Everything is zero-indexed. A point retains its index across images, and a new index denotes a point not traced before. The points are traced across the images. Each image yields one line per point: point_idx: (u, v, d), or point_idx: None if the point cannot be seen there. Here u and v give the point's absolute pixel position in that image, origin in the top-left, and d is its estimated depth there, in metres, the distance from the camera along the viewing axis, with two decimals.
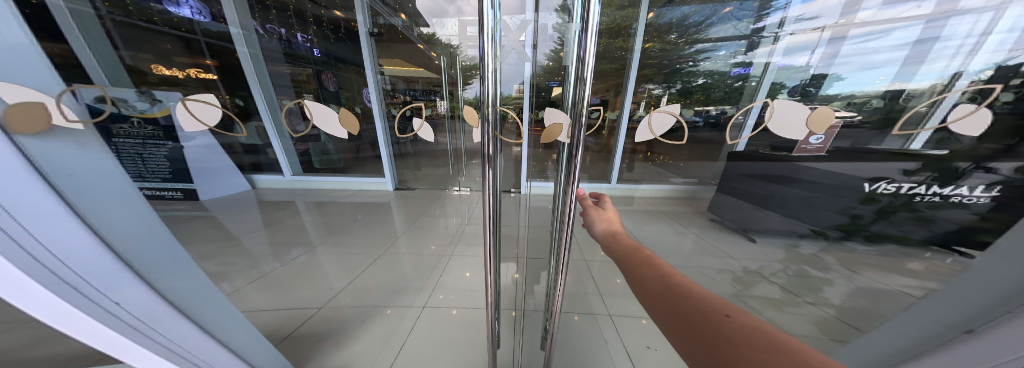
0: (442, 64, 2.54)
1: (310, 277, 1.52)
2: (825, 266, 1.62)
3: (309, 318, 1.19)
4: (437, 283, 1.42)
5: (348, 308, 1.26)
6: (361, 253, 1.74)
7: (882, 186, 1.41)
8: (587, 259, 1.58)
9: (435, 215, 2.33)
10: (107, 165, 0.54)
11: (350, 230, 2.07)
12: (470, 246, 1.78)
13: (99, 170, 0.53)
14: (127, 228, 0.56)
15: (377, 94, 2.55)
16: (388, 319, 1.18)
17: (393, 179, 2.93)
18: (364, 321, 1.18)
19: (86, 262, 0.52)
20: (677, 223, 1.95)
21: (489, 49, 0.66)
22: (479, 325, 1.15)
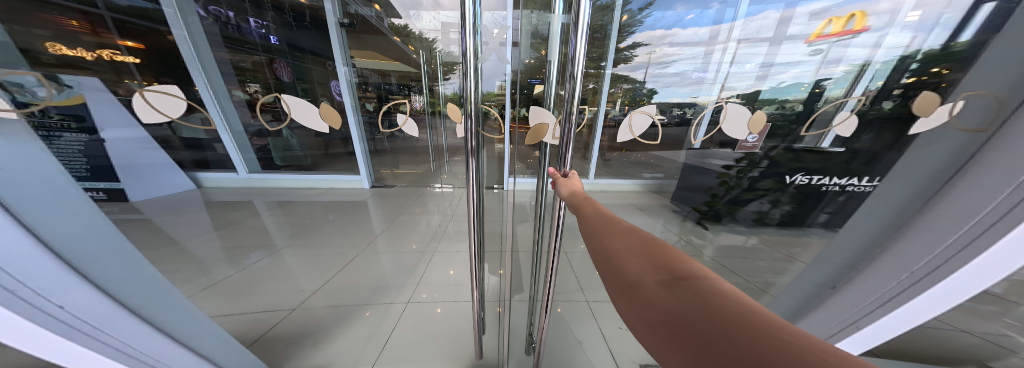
0: (419, 58, 2.34)
1: (278, 281, 1.41)
2: (702, 233, 2.06)
3: (279, 321, 1.14)
4: (421, 279, 1.42)
5: (328, 309, 1.22)
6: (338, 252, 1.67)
7: (799, 178, 1.93)
8: (568, 251, 1.68)
9: (415, 213, 2.29)
10: (42, 165, 0.58)
11: (319, 230, 1.94)
12: (455, 241, 1.80)
13: (33, 173, 0.56)
14: (74, 233, 0.61)
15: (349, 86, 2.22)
16: (370, 317, 1.17)
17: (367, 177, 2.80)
18: (348, 320, 1.17)
19: (30, 267, 0.56)
20: (644, 213, 2.15)
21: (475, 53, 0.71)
22: (465, 317, 1.17)
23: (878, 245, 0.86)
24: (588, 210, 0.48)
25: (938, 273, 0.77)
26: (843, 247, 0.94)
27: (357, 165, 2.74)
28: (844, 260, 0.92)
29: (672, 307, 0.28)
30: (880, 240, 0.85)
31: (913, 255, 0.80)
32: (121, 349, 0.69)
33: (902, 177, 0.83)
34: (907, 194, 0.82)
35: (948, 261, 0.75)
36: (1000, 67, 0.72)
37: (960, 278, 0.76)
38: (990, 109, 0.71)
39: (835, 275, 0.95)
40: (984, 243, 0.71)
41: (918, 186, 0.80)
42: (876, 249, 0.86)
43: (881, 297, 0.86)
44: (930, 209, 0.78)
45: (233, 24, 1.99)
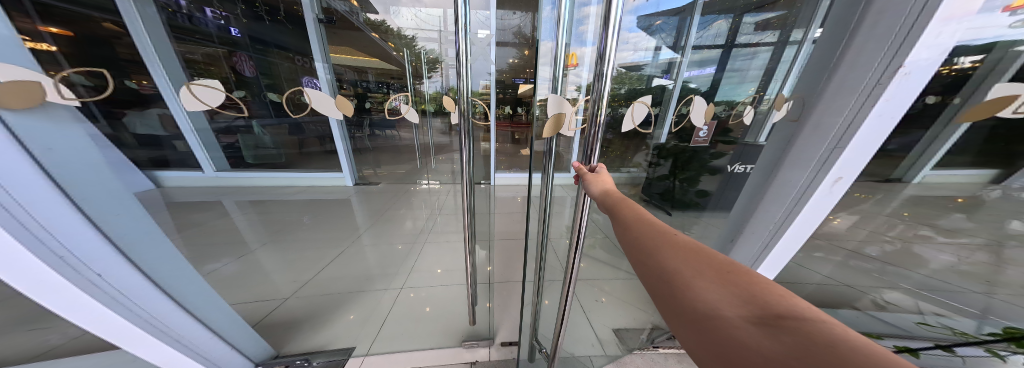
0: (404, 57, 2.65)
1: (260, 278, 1.60)
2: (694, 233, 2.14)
3: (273, 309, 1.40)
4: (411, 271, 1.73)
5: (327, 296, 1.53)
6: (332, 251, 1.91)
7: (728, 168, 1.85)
8: None
9: (400, 210, 2.63)
10: (81, 145, 0.66)
11: (296, 234, 2.14)
12: (444, 235, 2.15)
13: (71, 148, 0.63)
14: (102, 203, 0.69)
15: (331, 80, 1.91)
16: (353, 319, 1.40)
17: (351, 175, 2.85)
18: (347, 307, 1.46)
19: (68, 232, 0.62)
20: None
21: (465, 66, 0.89)
22: (444, 304, 1.48)
23: (757, 199, 1.02)
24: (633, 218, 0.48)
25: (787, 221, 0.95)
26: (742, 201, 1.09)
27: (339, 163, 2.61)
28: (739, 213, 1.11)
29: (768, 352, 0.28)
30: (761, 195, 1.00)
31: (774, 208, 0.97)
32: (141, 319, 0.78)
33: (774, 149, 0.96)
34: (772, 159, 0.96)
35: (793, 213, 0.93)
36: (816, 64, 0.83)
37: (808, 220, 0.93)
38: (800, 104, 0.87)
39: (736, 228, 1.13)
40: (808, 199, 0.89)
41: (777, 151, 0.94)
42: (753, 202, 1.04)
43: (763, 244, 1.04)
44: (779, 175, 0.93)
45: (184, 13, 1.72)
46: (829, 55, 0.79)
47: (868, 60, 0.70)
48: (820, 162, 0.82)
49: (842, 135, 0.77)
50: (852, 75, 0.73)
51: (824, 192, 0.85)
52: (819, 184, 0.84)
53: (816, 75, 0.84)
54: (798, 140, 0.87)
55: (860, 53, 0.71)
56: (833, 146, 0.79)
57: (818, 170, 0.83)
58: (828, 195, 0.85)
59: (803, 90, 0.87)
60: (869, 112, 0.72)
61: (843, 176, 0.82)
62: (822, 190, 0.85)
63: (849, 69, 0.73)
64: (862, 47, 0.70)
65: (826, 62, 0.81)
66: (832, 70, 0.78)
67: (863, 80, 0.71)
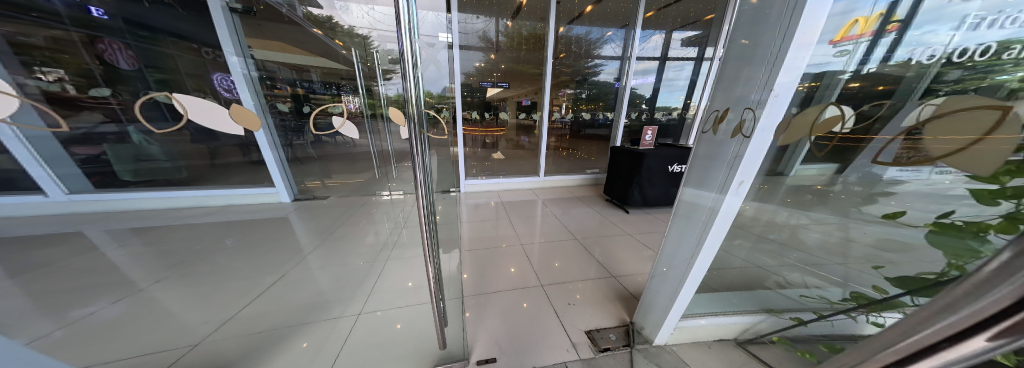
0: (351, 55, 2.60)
1: (157, 319, 1.31)
2: (638, 229, 2.52)
3: (181, 358, 1.13)
4: (373, 290, 1.56)
5: (257, 335, 1.25)
6: (262, 282, 1.60)
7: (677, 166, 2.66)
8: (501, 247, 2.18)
9: (357, 224, 2.36)
10: None
11: (213, 260, 1.75)
12: (407, 249, 1.99)
13: None
14: None
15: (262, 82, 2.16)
16: (308, 347, 1.20)
17: (287, 189, 2.73)
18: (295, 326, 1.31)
19: None
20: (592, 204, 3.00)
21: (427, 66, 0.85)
22: (413, 320, 1.37)
23: (687, 210, 1.00)
24: None
25: (706, 229, 0.92)
26: (676, 213, 1.06)
27: (272, 177, 2.64)
28: (676, 229, 1.06)
29: None
30: (691, 205, 0.98)
31: (698, 218, 0.94)
32: None
33: (698, 164, 0.94)
34: (692, 169, 0.96)
35: (710, 220, 0.90)
36: (730, 70, 0.83)
37: (721, 228, 0.90)
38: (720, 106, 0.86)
39: (673, 242, 1.08)
40: (720, 204, 0.86)
41: (699, 159, 0.94)
42: (686, 214, 1.00)
43: (692, 255, 0.99)
44: (703, 185, 0.91)
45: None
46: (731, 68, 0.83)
47: (754, 67, 0.74)
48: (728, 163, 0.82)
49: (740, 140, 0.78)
50: (752, 80, 0.75)
51: (733, 195, 0.83)
52: (727, 188, 0.83)
53: (723, 81, 0.86)
54: (712, 149, 0.88)
55: (751, 63, 0.75)
56: (736, 154, 0.79)
57: (724, 180, 0.83)
58: (735, 199, 0.83)
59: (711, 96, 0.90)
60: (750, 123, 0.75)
61: (744, 181, 0.80)
62: (731, 194, 0.82)
63: (746, 80, 0.77)
64: (754, 57, 0.74)
65: (731, 77, 0.83)
66: (737, 83, 0.80)
67: (755, 89, 0.74)
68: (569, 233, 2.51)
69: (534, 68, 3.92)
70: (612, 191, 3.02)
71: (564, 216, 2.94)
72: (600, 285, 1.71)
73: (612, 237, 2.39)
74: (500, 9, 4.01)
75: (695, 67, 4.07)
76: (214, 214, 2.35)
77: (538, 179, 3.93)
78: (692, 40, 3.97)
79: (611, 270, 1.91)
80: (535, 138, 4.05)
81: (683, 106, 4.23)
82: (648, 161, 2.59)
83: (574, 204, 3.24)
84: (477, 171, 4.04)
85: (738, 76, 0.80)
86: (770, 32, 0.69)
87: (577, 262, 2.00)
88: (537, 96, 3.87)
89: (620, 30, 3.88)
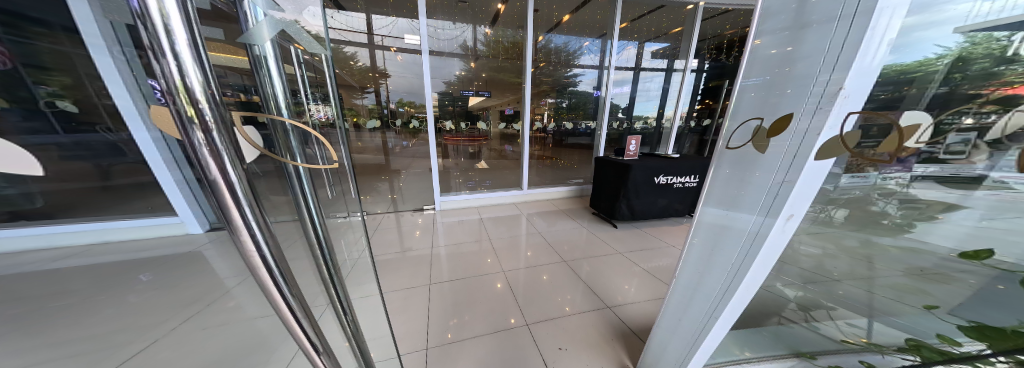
0: None
1: None
2: (622, 245, 2.41)
3: None
4: None
5: None
6: (142, 339, 1.24)
7: (664, 179, 2.59)
8: (481, 274, 2.06)
9: None
10: None
11: (97, 311, 1.43)
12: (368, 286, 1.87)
13: None
14: None
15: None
16: None
17: (195, 219, 2.26)
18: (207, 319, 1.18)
19: None
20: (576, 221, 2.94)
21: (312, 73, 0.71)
22: None
23: (715, 241, 0.83)
24: None
25: (741, 268, 0.76)
26: (694, 240, 0.89)
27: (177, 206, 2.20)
28: (696, 260, 0.89)
29: None
30: (718, 233, 0.81)
31: (727, 252, 0.79)
32: None
33: (724, 184, 0.79)
34: (721, 190, 0.80)
35: (746, 258, 0.75)
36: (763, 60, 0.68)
37: (760, 269, 0.73)
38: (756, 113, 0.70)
39: (692, 276, 0.91)
40: (760, 239, 0.71)
41: (730, 180, 0.77)
42: (711, 245, 0.84)
43: (717, 295, 0.83)
44: (736, 212, 0.76)
45: None
46: (759, 70, 0.68)
47: (802, 67, 0.60)
48: (781, 173, 0.65)
49: (791, 161, 0.63)
50: (797, 81, 0.61)
51: (777, 230, 0.68)
52: (771, 221, 0.68)
53: (752, 84, 0.70)
54: (747, 168, 0.72)
55: (798, 59, 0.61)
56: (780, 180, 0.65)
57: (769, 206, 0.68)
58: (779, 234, 0.69)
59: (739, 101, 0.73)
60: (816, 136, 0.59)
61: (794, 213, 0.65)
62: (776, 227, 0.68)
63: (794, 81, 0.62)
64: (800, 53, 0.61)
65: (765, 78, 0.67)
66: (774, 85, 0.66)
67: (807, 89, 0.59)
68: (557, 255, 2.29)
69: (514, 76, 3.74)
70: (597, 205, 2.91)
71: (549, 232, 2.76)
72: (596, 323, 1.53)
73: (592, 256, 2.27)
74: (475, 15, 3.88)
75: (665, 79, 4.11)
76: (137, 249, 2.07)
77: (522, 192, 3.69)
78: (660, 52, 4.04)
79: (603, 299, 1.74)
80: (517, 148, 3.86)
81: (658, 116, 4.27)
82: (634, 175, 2.48)
83: (560, 218, 3.09)
84: (457, 185, 3.75)
85: (775, 77, 0.65)
86: (819, 23, 0.57)
87: (568, 279, 1.95)
88: (518, 105, 3.67)
89: (597, 40, 3.84)
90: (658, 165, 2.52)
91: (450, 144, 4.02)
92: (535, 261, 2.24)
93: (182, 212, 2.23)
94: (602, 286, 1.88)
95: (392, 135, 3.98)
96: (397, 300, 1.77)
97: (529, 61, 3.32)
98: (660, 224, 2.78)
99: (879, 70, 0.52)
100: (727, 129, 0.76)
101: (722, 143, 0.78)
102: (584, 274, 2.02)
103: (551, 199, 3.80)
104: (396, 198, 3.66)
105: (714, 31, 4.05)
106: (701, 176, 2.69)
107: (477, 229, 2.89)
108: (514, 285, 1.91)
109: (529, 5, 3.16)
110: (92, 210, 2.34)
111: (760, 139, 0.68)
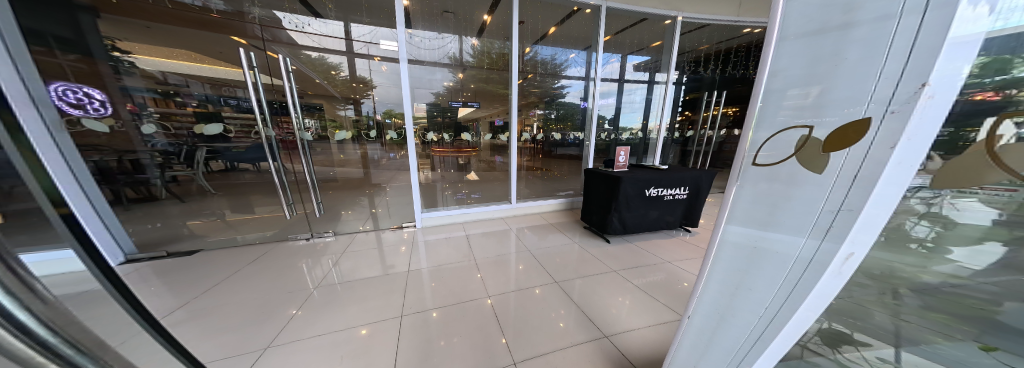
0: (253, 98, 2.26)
1: None
2: (617, 261, 2.29)
3: None
4: None
5: None
6: None
7: (656, 192, 2.53)
8: (466, 300, 1.83)
9: (256, 302, 1.81)
10: None
11: None
12: (330, 319, 1.65)
13: None
14: None
15: (144, 94, 3.14)
16: None
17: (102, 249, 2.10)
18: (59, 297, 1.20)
19: None
20: (566, 236, 2.82)
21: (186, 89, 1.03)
22: None
23: (742, 271, 0.70)
24: None
25: (785, 312, 0.64)
26: (713, 268, 0.76)
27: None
28: (715, 291, 0.76)
29: None
30: (749, 263, 0.69)
31: (762, 290, 0.67)
32: None
33: (752, 201, 0.67)
34: (746, 208, 0.68)
35: (791, 299, 0.63)
36: (791, 62, 0.59)
37: (808, 313, 0.63)
38: (788, 121, 0.60)
39: (712, 310, 0.78)
40: (810, 279, 0.61)
41: (758, 201, 0.66)
42: (738, 277, 0.71)
43: (750, 336, 0.70)
44: (767, 233, 0.66)
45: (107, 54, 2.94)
46: (786, 75, 0.60)
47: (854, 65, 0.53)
48: (842, 191, 0.54)
49: (855, 182, 0.53)
50: (848, 85, 0.53)
51: (834, 271, 0.58)
52: (827, 256, 0.58)
53: (777, 90, 0.61)
54: (784, 182, 0.61)
55: (847, 58, 0.54)
56: (836, 208, 0.56)
57: (825, 231, 0.58)
58: (837, 275, 0.58)
59: (761, 108, 0.63)
60: (892, 149, 0.50)
61: (856, 249, 0.56)
62: (833, 268, 0.58)
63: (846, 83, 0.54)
64: (846, 53, 0.54)
65: (796, 82, 0.59)
66: (811, 88, 0.57)
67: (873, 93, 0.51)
68: (547, 275, 2.12)
69: (500, 87, 3.62)
70: (589, 218, 2.82)
71: (537, 247, 2.62)
72: (593, 357, 1.37)
73: (584, 276, 2.11)
74: (460, 25, 3.89)
75: (647, 91, 4.16)
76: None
77: (511, 206, 3.54)
78: (641, 65, 4.11)
79: (599, 326, 1.58)
80: (505, 159, 3.73)
81: (643, 127, 4.30)
82: (624, 187, 2.39)
83: (550, 231, 2.97)
84: (442, 198, 3.57)
85: (811, 80, 0.57)
86: (865, 21, 0.51)
87: (560, 301, 1.81)
88: (506, 116, 3.54)
89: (582, 52, 3.81)
90: (649, 177, 2.46)
91: (437, 155, 3.84)
92: (524, 282, 2.05)
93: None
94: (595, 308, 1.73)
95: (374, 147, 3.69)
96: (370, 329, 1.57)
97: (515, 71, 3.26)
98: (653, 238, 2.71)
99: (958, 76, 0.47)
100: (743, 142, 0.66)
101: (744, 161, 0.67)
102: (577, 296, 1.86)
103: (544, 213, 3.65)
104: (376, 213, 3.45)
105: (692, 45, 4.16)
106: (693, 188, 2.63)
107: (462, 246, 2.69)
108: (501, 311, 1.72)
109: (514, 16, 3.09)
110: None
111: (806, 154, 0.57)
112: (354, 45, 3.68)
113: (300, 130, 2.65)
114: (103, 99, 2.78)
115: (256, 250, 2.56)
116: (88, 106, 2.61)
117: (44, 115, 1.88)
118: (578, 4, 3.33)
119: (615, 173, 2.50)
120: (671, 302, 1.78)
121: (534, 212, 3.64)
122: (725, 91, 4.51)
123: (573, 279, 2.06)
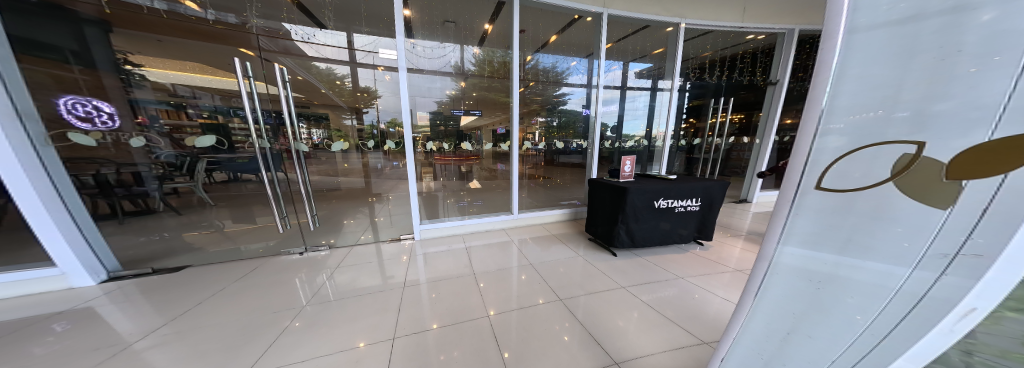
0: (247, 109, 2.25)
1: None
2: (625, 276, 2.16)
3: None
4: None
5: None
6: None
7: (665, 203, 2.42)
8: (464, 320, 1.68)
9: (245, 321, 1.72)
10: None
11: None
12: (313, 342, 1.53)
13: None
14: None
15: (155, 106, 3.28)
16: None
17: (83, 268, 2.03)
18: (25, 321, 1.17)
19: None
20: (571, 248, 2.71)
21: None
22: None
23: (817, 304, 0.66)
24: None
25: (869, 363, 0.61)
26: (765, 296, 0.73)
27: None
28: (774, 320, 0.74)
29: None
30: (815, 299, 0.66)
31: (841, 331, 0.64)
32: None
33: (832, 224, 0.61)
34: (811, 233, 0.63)
35: (881, 347, 0.60)
36: (881, 59, 0.52)
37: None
38: (864, 114, 0.54)
39: (768, 340, 0.76)
40: (910, 330, 0.56)
41: (825, 229, 0.61)
42: (806, 312, 0.68)
43: None
44: (855, 262, 0.60)
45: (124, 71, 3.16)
46: (875, 73, 0.53)
47: (966, 59, 0.46)
48: (965, 227, 0.49)
49: (982, 221, 0.48)
50: (961, 86, 0.46)
51: (944, 329, 0.53)
52: (940, 299, 0.53)
53: (851, 87, 0.55)
54: (876, 201, 0.55)
55: (964, 50, 0.46)
56: (955, 252, 0.51)
57: (940, 269, 0.52)
58: (945, 334, 0.53)
59: (829, 105, 0.57)
60: None
61: (977, 306, 0.50)
62: (944, 326, 0.53)
63: (960, 82, 0.46)
64: (958, 45, 0.46)
65: (878, 77, 0.53)
66: (903, 85, 0.50)
67: (999, 97, 0.44)
68: (551, 290, 1.99)
69: (501, 95, 3.54)
70: (595, 230, 2.72)
71: (539, 259, 2.50)
72: None
73: (589, 292, 1.96)
74: (461, 34, 3.92)
75: (650, 98, 4.07)
76: (58, 304, 1.82)
77: (514, 217, 3.42)
78: (643, 73, 4.03)
79: (608, 349, 1.43)
80: (506, 166, 3.63)
81: (648, 134, 4.18)
82: (632, 198, 2.27)
83: (552, 242, 2.87)
84: (443, 208, 3.48)
85: (902, 79, 0.50)
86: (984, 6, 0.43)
87: (564, 319, 1.67)
88: (507, 124, 3.44)
89: (584, 60, 3.77)
90: (656, 186, 2.35)
91: (438, 163, 3.76)
92: (525, 298, 1.90)
93: (64, 262, 1.97)
94: (604, 330, 1.57)
95: (375, 157, 3.52)
96: (367, 343, 1.51)
97: (516, 80, 3.22)
98: (664, 252, 2.57)
99: None
100: (801, 155, 0.61)
101: (803, 181, 0.62)
102: (582, 313, 1.72)
103: (548, 222, 3.54)
104: (376, 223, 3.37)
105: (696, 52, 4.10)
106: (705, 198, 2.50)
107: (461, 258, 2.58)
108: (502, 330, 1.57)
109: (515, 25, 3.04)
110: (7, 255, 2.04)
111: (913, 181, 0.50)
112: (355, 55, 3.75)
113: (296, 141, 2.61)
114: (112, 112, 2.74)
115: (247, 265, 2.47)
116: (96, 119, 2.58)
117: (29, 129, 1.83)
118: (578, 12, 3.31)
119: (619, 183, 2.42)
120: (681, 319, 1.65)
121: (540, 221, 3.54)
122: (732, 98, 4.43)
123: (577, 295, 1.93)
